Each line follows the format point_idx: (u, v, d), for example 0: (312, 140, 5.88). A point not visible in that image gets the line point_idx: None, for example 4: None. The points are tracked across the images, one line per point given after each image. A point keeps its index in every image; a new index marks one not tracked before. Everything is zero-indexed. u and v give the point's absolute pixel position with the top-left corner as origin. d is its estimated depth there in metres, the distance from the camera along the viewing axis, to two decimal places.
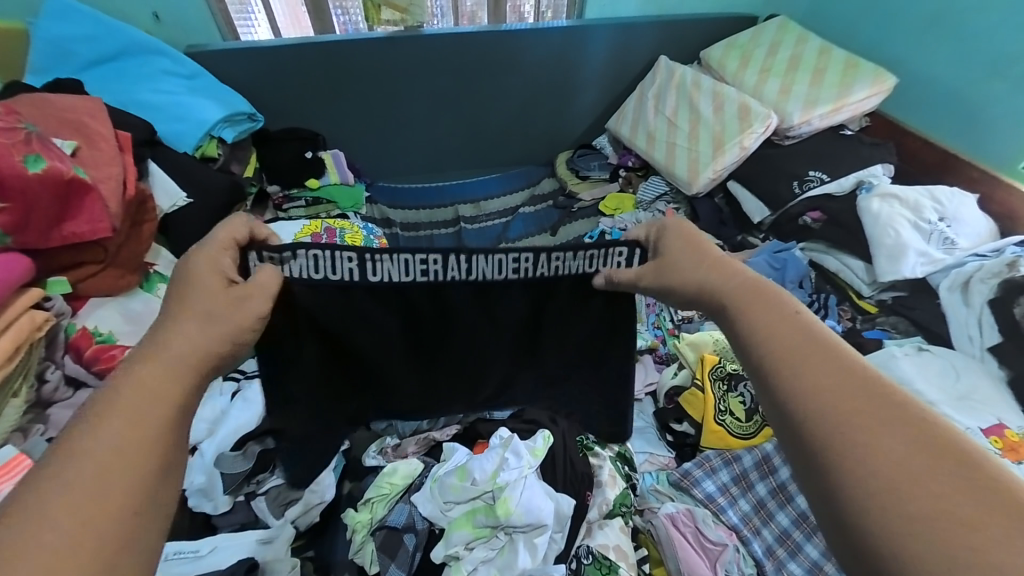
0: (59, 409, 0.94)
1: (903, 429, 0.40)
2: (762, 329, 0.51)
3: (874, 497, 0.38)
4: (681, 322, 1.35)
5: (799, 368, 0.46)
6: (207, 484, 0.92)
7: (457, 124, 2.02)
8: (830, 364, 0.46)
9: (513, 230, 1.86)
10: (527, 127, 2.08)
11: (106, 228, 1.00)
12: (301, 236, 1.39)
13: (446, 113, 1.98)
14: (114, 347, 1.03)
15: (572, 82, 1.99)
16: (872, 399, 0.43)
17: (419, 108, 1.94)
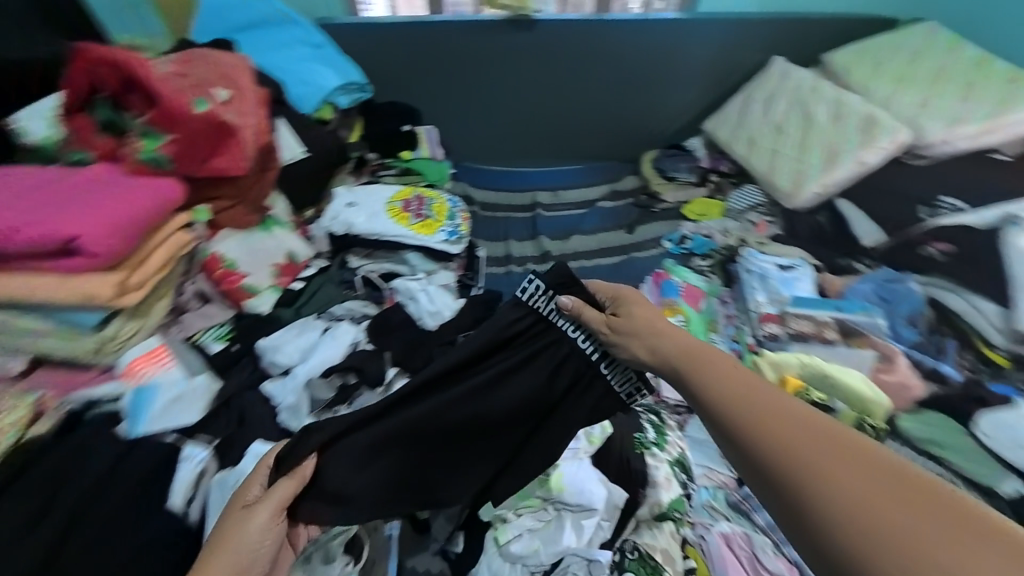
0: (191, 317, 1.12)
1: (816, 438, 0.56)
2: (710, 391, 0.67)
3: (815, 486, 0.53)
4: (763, 338, 1.25)
5: (758, 430, 0.60)
6: (296, 402, 0.98)
7: (548, 111, 2.03)
8: (778, 402, 0.62)
9: (588, 223, 1.85)
10: (612, 124, 2.04)
11: (244, 167, 1.14)
12: (393, 200, 1.49)
13: (539, 103, 2.02)
14: (235, 273, 1.18)
15: (671, 77, 1.92)
16: (817, 433, 0.57)
17: (513, 93, 1.99)
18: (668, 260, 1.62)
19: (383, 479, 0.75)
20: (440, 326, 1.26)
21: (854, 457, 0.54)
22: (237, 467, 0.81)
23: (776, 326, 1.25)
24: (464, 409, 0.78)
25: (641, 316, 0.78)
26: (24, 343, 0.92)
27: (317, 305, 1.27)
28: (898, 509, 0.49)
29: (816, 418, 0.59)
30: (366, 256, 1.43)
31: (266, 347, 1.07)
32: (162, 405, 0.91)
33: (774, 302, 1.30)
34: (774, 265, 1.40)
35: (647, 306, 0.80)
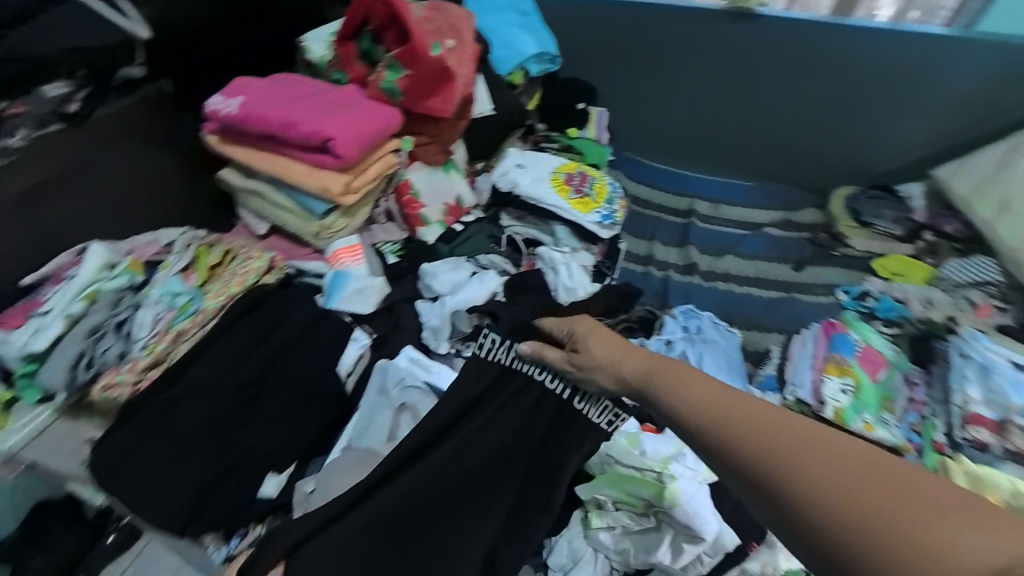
0: (377, 228, 1.27)
1: (815, 448, 0.47)
2: (675, 407, 0.57)
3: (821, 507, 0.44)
4: (965, 443, 1.00)
5: (731, 440, 0.51)
6: (439, 325, 1.09)
7: (734, 116, 1.87)
8: (735, 398, 0.54)
9: (747, 246, 1.67)
10: (812, 149, 1.85)
11: (449, 110, 1.27)
12: (558, 171, 1.52)
13: (728, 107, 1.86)
14: (417, 202, 1.32)
15: (901, 103, 1.68)
16: (788, 429, 0.49)
17: (702, 92, 1.86)
18: (847, 314, 1.40)
19: (374, 521, 0.74)
20: (571, 303, 1.28)
21: (833, 452, 0.46)
22: (394, 364, 0.94)
23: (987, 434, 1.00)
24: (446, 453, 0.79)
25: (601, 347, 0.71)
26: (271, 212, 1.14)
27: (469, 250, 1.38)
28: (889, 503, 0.42)
29: (776, 415, 0.51)
30: (519, 217, 1.50)
31: (427, 272, 1.19)
32: (351, 292, 1.06)
33: (995, 406, 1.02)
34: (1007, 361, 1.08)
35: (607, 332, 0.73)
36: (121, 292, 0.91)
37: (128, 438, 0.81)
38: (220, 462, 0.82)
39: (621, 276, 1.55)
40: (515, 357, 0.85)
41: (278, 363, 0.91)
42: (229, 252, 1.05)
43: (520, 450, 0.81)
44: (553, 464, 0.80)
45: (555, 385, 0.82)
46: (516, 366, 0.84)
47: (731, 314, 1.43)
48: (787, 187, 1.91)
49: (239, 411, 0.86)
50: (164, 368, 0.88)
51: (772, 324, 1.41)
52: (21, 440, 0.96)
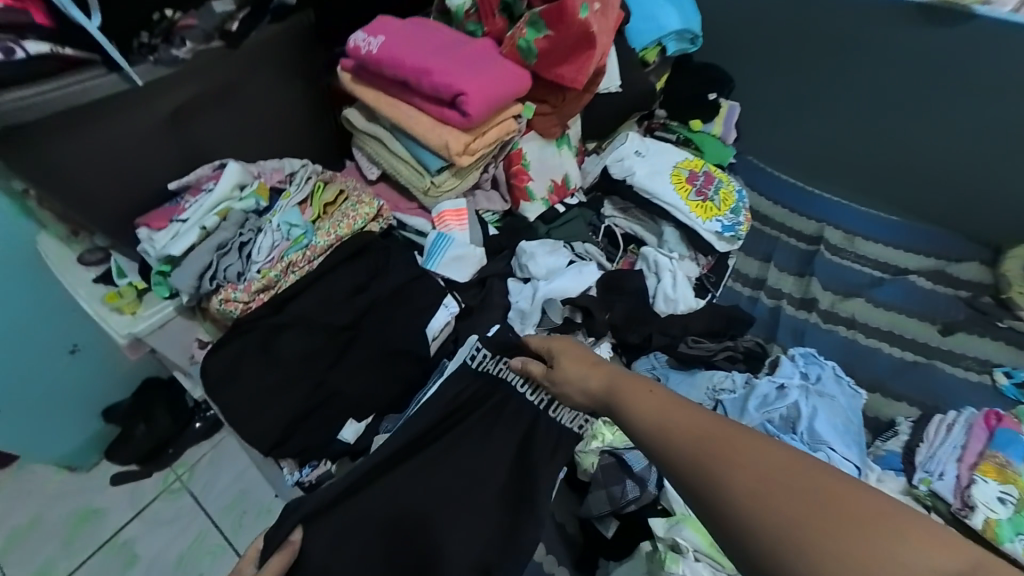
0: (480, 195, 1.22)
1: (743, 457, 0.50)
2: (628, 422, 0.62)
3: (752, 518, 0.46)
4: None
5: (670, 451, 0.55)
6: (528, 309, 1.04)
7: (901, 136, 1.56)
8: (680, 413, 0.58)
9: (882, 292, 1.42)
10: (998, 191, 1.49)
11: (581, 82, 1.16)
12: (680, 167, 1.36)
13: (897, 124, 1.56)
14: (526, 174, 1.25)
15: None
16: (713, 437, 0.53)
17: (868, 101, 1.57)
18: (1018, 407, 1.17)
19: (364, 513, 0.74)
20: (668, 315, 1.17)
21: (756, 461, 0.49)
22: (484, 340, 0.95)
23: None
24: (431, 460, 0.79)
25: (569, 365, 0.76)
26: (385, 160, 1.13)
27: (566, 234, 1.30)
28: (808, 513, 0.45)
29: (711, 424, 0.54)
30: (625, 210, 1.39)
31: (525, 251, 1.11)
32: (449, 258, 1.03)
33: None
34: None
35: (576, 351, 0.79)
36: (247, 214, 0.95)
37: (236, 354, 0.86)
38: (309, 400, 0.86)
39: (723, 295, 1.40)
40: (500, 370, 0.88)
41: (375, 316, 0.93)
42: (342, 192, 1.06)
43: (507, 467, 0.81)
44: (541, 483, 0.79)
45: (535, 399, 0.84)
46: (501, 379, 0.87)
47: (849, 367, 1.24)
48: (945, 232, 1.60)
49: (335, 354, 0.89)
50: (272, 294, 0.92)
51: (898, 392, 1.19)
52: (149, 328, 1.08)
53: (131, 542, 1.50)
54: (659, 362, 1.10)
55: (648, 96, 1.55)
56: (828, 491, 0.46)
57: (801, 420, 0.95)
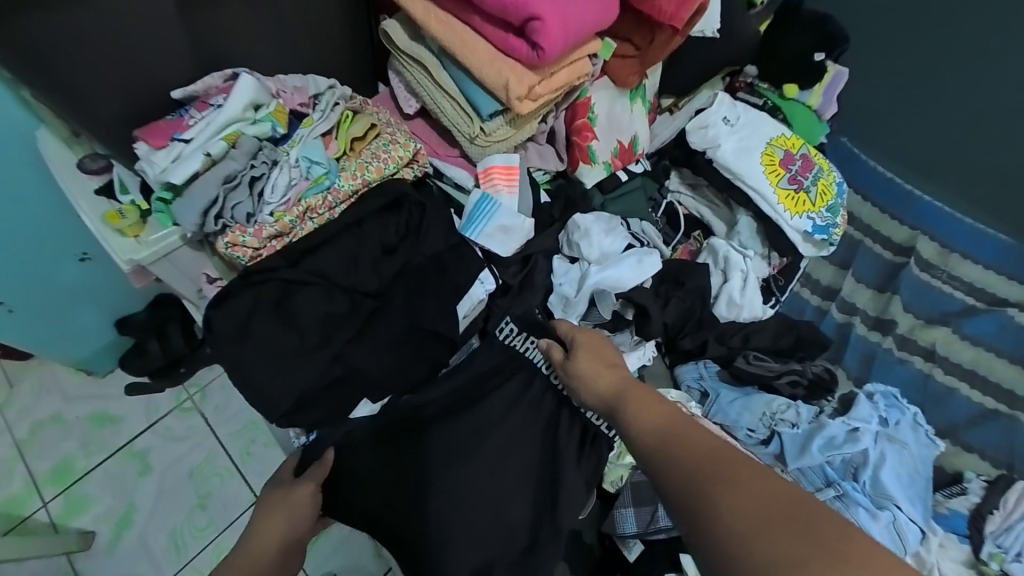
0: (533, 150, 1.02)
1: (747, 480, 0.44)
2: (630, 432, 0.57)
3: (746, 549, 0.40)
4: None
5: (676, 464, 0.49)
6: (573, 297, 0.92)
7: None
8: (693, 427, 0.52)
9: (974, 325, 1.23)
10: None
11: (681, 21, 0.91)
12: (775, 145, 1.12)
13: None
14: (591, 131, 1.04)
15: None
16: (720, 455, 0.47)
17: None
18: None
19: (388, 466, 0.82)
20: (727, 323, 1.01)
21: (764, 486, 0.43)
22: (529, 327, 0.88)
23: None
24: (457, 432, 0.83)
25: (585, 358, 0.73)
26: (428, 93, 0.93)
27: (624, 209, 1.12)
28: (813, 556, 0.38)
29: (714, 439, 0.49)
30: (693, 191, 1.20)
31: (578, 227, 0.96)
32: (493, 229, 0.88)
33: None
34: None
35: (595, 344, 0.75)
36: (262, 142, 0.80)
37: (250, 309, 0.76)
38: (329, 371, 0.78)
39: (788, 302, 1.23)
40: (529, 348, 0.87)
41: (402, 286, 0.83)
42: (373, 126, 0.88)
43: (528, 454, 0.83)
44: (560, 482, 0.81)
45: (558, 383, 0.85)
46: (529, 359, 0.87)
47: (918, 406, 1.10)
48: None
49: (358, 323, 0.80)
50: (286, 243, 0.79)
51: (969, 442, 1.06)
52: (154, 257, 0.93)
53: (145, 452, 1.39)
54: (707, 373, 0.97)
55: (748, 48, 1.26)
56: (845, 535, 0.39)
57: (865, 467, 0.84)
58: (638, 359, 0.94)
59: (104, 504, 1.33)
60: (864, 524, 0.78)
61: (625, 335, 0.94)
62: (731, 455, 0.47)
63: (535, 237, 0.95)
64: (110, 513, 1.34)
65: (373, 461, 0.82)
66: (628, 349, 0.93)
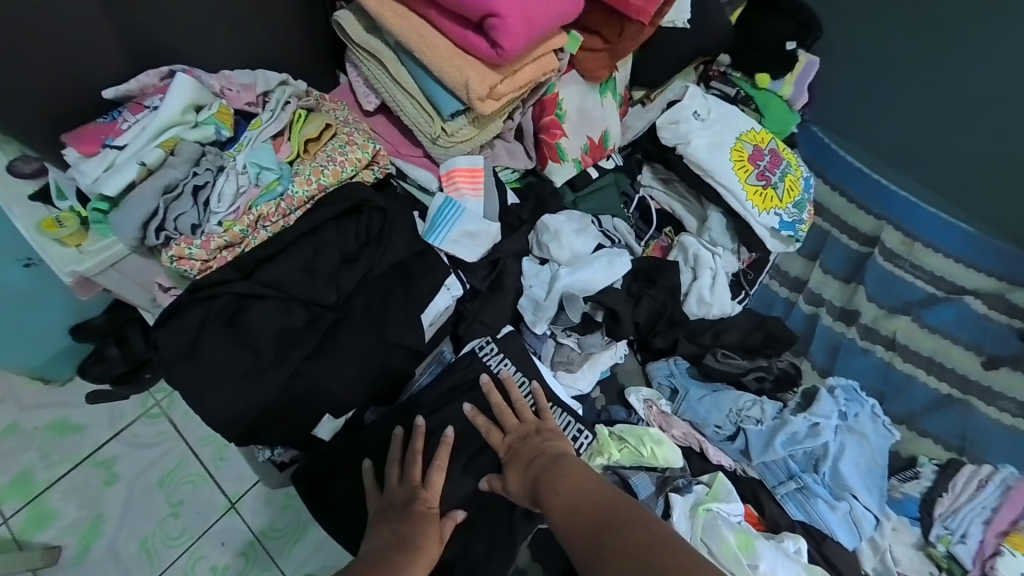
0: (502, 147, 0.99)
1: (650, 548, 0.54)
2: (553, 512, 0.63)
3: None
4: None
5: (595, 545, 0.57)
6: (543, 300, 0.90)
7: (1007, 130, 1.31)
8: (613, 502, 0.60)
9: (934, 315, 1.27)
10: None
11: (649, 15, 0.90)
12: (745, 140, 1.12)
13: (1009, 118, 1.30)
14: (559, 128, 1.01)
15: None
16: (625, 521, 0.58)
17: (982, 85, 1.30)
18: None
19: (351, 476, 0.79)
20: (697, 321, 1.02)
21: (659, 547, 0.54)
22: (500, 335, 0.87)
23: None
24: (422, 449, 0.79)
25: (519, 473, 0.70)
26: (387, 90, 0.88)
27: (596, 207, 1.10)
28: None
29: (622, 510, 0.59)
30: (667, 188, 1.18)
31: (547, 228, 0.94)
32: (459, 234, 0.86)
33: None
34: None
35: (525, 432, 0.75)
36: (206, 147, 0.75)
37: (198, 325, 0.72)
38: (288, 387, 0.75)
39: (758, 296, 1.25)
40: (502, 360, 0.84)
41: (365, 294, 0.80)
42: (329, 127, 0.84)
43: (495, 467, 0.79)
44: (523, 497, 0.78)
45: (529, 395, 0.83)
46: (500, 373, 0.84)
47: (880, 395, 1.14)
48: (1021, 249, 1.39)
49: (318, 335, 0.76)
50: (239, 252, 0.76)
51: (924, 427, 1.11)
52: (99, 267, 0.86)
53: (111, 461, 1.31)
54: (679, 370, 0.98)
55: (722, 38, 1.24)
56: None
57: (826, 459, 0.86)
58: (607, 357, 0.96)
59: (69, 516, 1.25)
60: (822, 514, 0.81)
61: (595, 337, 0.94)
62: (635, 523, 0.57)
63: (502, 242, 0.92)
64: (76, 525, 1.27)
65: (338, 472, 0.80)
66: (598, 350, 0.94)
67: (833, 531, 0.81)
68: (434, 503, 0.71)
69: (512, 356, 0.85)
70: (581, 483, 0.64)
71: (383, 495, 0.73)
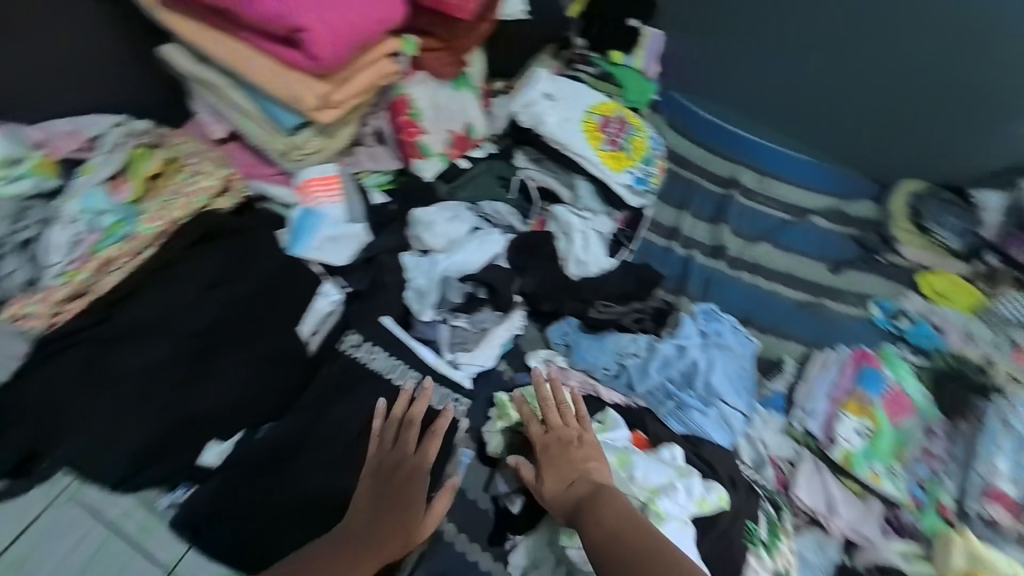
0: (364, 154, 1.05)
1: None
2: (584, 524, 0.70)
3: None
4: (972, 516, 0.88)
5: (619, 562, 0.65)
6: (426, 288, 0.95)
7: (812, 74, 1.56)
8: (646, 532, 0.68)
9: (788, 236, 1.47)
10: (896, 129, 1.54)
11: (469, 11, 1.04)
12: (593, 112, 1.24)
13: (809, 63, 1.55)
14: (415, 126, 1.08)
15: (1004, 100, 1.42)
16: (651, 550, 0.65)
17: (780, 40, 1.56)
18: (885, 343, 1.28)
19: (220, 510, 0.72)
20: (579, 279, 1.12)
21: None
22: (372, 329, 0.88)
23: (1004, 513, 0.86)
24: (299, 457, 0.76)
25: (555, 477, 0.76)
26: (227, 113, 0.89)
27: (473, 195, 1.16)
28: None
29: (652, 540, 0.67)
30: (538, 161, 1.23)
31: (418, 221, 1.00)
32: (322, 239, 0.91)
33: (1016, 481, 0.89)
34: None
35: (569, 437, 0.80)
36: (28, 202, 0.74)
37: (53, 382, 0.70)
38: (162, 420, 0.73)
39: (641, 250, 1.37)
40: (371, 350, 0.85)
41: (230, 316, 0.80)
42: (172, 161, 0.84)
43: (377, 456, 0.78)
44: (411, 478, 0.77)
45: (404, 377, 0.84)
46: (370, 362, 0.84)
47: (751, 313, 1.30)
48: (850, 170, 1.62)
49: (189, 363, 0.76)
50: (90, 300, 0.75)
51: (791, 332, 1.28)
52: None
53: None
54: (571, 328, 1.07)
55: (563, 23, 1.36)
56: None
57: (699, 375, 0.98)
58: (506, 329, 0.99)
59: None
60: (698, 422, 0.93)
61: (486, 313, 0.99)
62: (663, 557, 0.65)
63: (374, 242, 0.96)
64: None
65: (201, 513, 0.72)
66: (492, 325, 0.99)
67: (708, 433, 0.93)
68: (420, 472, 0.72)
69: (383, 344, 0.86)
70: (617, 509, 0.70)
71: (369, 460, 0.74)
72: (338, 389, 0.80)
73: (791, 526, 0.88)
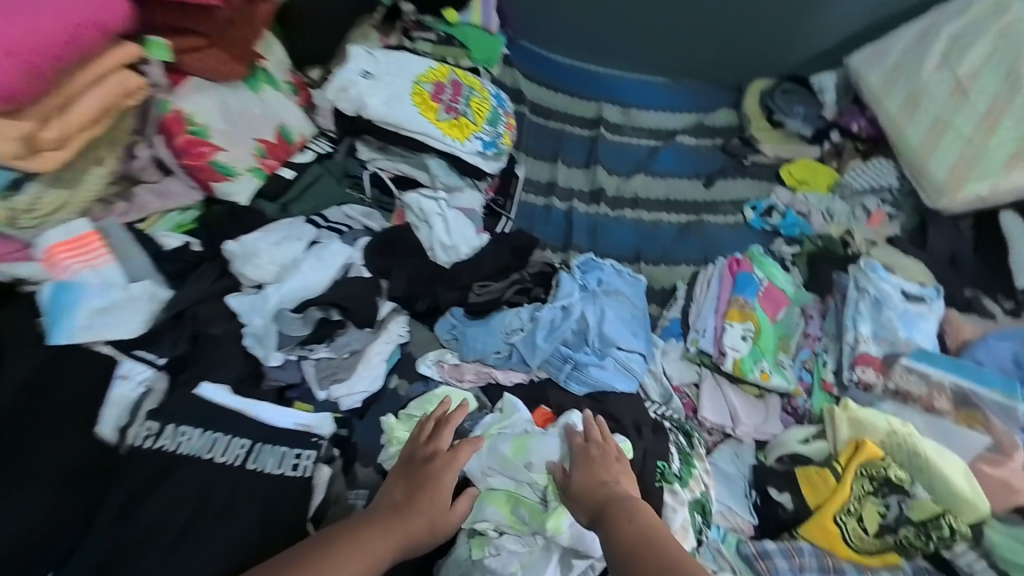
0: (144, 193, 0.91)
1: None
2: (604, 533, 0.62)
3: None
4: (852, 385, 0.94)
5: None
6: (263, 329, 0.83)
7: None
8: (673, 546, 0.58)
9: (661, 163, 1.47)
10: (733, 33, 1.56)
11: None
12: (422, 81, 1.12)
13: None
14: (204, 144, 0.93)
15: None
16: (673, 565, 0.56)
17: None
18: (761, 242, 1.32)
19: None
20: (453, 265, 1.02)
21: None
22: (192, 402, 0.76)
23: (875, 374, 0.93)
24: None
25: (581, 478, 0.70)
26: None
27: (311, 204, 1.01)
28: None
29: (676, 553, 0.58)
30: (380, 149, 1.10)
31: (235, 254, 0.87)
32: (87, 313, 0.78)
33: (882, 342, 0.96)
34: (899, 292, 1.00)
35: (607, 450, 0.74)
36: None
37: None
38: None
39: (522, 214, 1.30)
40: (180, 431, 0.74)
41: (3, 444, 0.69)
42: None
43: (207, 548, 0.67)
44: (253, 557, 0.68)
45: (229, 447, 0.74)
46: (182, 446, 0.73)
47: (639, 249, 1.29)
48: (706, 83, 1.64)
49: None
50: None
51: (679, 257, 1.29)
52: None
53: None
54: (459, 319, 0.98)
55: None
56: None
57: (592, 329, 0.95)
58: (383, 343, 0.90)
59: None
60: (597, 377, 0.90)
61: (351, 332, 0.89)
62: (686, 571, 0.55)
63: (175, 295, 0.84)
64: None
65: None
66: (363, 344, 0.89)
67: (613, 384, 0.90)
68: (453, 468, 0.72)
69: (198, 418, 0.75)
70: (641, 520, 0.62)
71: (403, 454, 0.75)
72: (149, 487, 0.69)
73: (703, 448, 0.90)
